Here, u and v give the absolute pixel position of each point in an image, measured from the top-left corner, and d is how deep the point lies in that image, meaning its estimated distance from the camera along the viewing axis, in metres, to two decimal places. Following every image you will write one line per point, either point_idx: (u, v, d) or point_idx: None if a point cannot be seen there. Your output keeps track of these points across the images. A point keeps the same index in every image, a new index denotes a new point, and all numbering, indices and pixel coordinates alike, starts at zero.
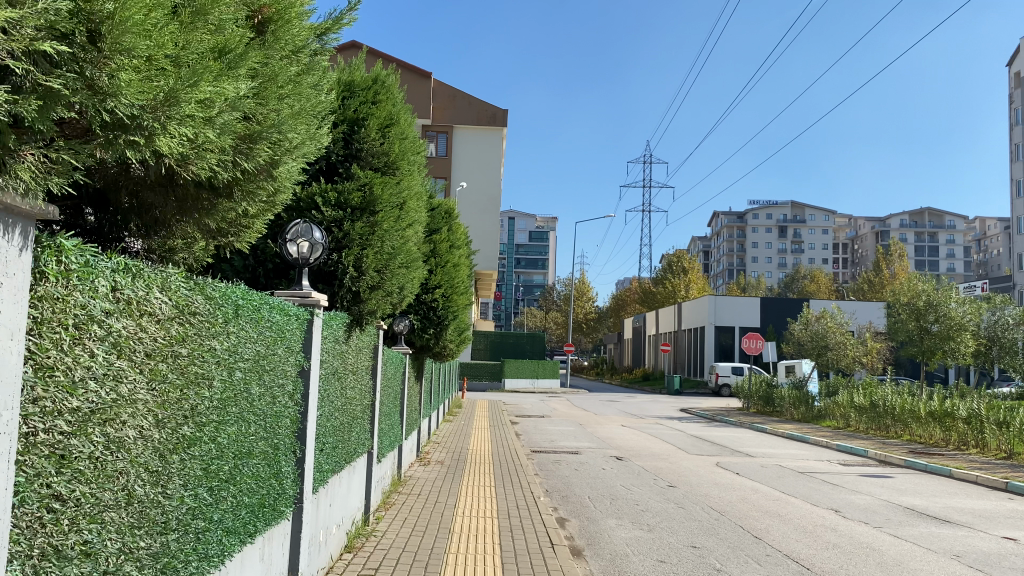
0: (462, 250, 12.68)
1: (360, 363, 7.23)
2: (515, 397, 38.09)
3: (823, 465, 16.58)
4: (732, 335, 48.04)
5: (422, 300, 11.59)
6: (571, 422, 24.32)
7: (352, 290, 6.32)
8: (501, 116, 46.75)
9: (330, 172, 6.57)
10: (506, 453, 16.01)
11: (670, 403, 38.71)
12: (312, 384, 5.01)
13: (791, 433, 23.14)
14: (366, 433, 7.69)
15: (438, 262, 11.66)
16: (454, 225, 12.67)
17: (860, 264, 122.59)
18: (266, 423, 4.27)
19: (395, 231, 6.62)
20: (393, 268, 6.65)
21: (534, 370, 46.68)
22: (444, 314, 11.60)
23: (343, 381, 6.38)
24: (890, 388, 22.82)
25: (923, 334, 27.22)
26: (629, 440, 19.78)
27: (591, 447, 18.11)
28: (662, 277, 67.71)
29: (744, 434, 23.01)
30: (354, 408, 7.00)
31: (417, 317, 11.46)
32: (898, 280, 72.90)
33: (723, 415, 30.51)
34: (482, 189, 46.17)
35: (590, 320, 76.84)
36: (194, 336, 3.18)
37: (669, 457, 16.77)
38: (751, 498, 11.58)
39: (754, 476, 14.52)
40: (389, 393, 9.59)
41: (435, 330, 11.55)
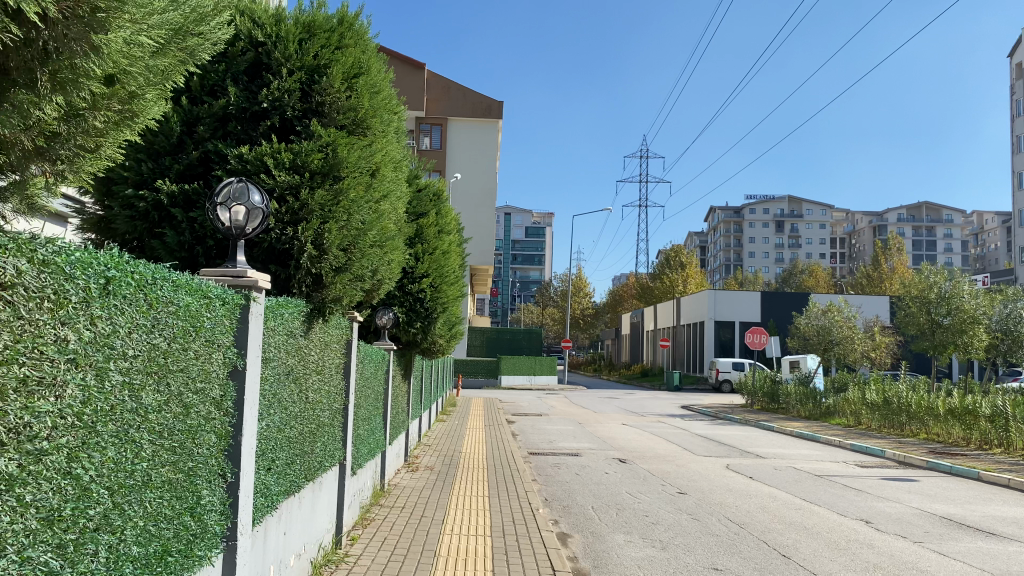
0: (452, 237, 11.55)
1: (328, 360, 6.19)
2: (512, 394, 37.01)
3: (839, 467, 15.52)
4: (732, 330, 46.99)
5: (407, 290, 10.46)
6: (570, 422, 23.24)
7: (312, 272, 5.27)
8: (496, 108, 45.57)
9: (285, 130, 5.45)
10: (501, 456, 14.94)
11: (672, 399, 37.67)
12: (249, 389, 3.93)
13: (799, 431, 22.10)
14: (336, 443, 6.60)
15: (425, 249, 10.54)
16: (444, 209, 11.54)
17: (859, 259, 121.68)
18: (171, 443, 3.16)
19: (365, 202, 5.55)
20: (364, 246, 5.55)
21: (530, 367, 45.64)
22: (432, 306, 10.50)
23: (300, 382, 5.30)
24: (904, 384, 21.73)
25: (935, 327, 26.15)
26: (632, 440, 18.69)
27: (592, 448, 17.05)
28: (660, 272, 66.64)
29: (751, 433, 21.96)
30: (320, 414, 5.96)
31: (402, 309, 10.34)
32: (898, 275, 71.74)
33: (726, 412, 29.48)
34: (477, 183, 45.03)
35: (587, 316, 75.76)
36: (14, 322, 2.07)
37: (675, 459, 15.70)
38: (772, 507, 10.52)
39: (769, 480, 13.45)
40: (369, 395, 8.48)
41: (422, 324, 10.45)
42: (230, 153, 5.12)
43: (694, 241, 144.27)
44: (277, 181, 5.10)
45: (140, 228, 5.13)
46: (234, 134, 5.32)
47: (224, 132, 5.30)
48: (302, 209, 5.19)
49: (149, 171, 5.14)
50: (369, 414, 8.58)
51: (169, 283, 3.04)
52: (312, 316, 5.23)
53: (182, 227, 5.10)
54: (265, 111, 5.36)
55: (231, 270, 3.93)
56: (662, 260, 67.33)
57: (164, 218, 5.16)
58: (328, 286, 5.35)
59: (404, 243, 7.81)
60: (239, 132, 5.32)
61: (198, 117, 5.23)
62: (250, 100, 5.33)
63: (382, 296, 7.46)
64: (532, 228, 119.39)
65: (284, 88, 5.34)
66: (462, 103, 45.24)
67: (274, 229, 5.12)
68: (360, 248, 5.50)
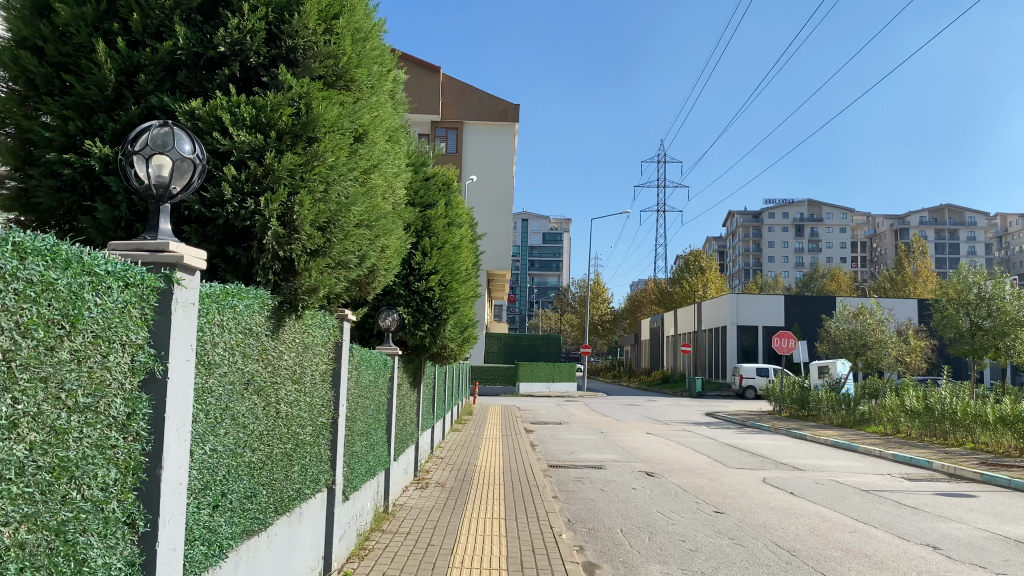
0: (464, 231, 10.47)
1: (309, 365, 5.16)
2: (529, 402, 35.92)
3: (886, 481, 14.30)
4: (756, 334, 45.64)
5: (414, 288, 9.41)
6: (592, 431, 22.10)
7: (282, 256, 4.24)
8: (513, 110, 44.50)
9: (247, 81, 4.45)
10: (517, 469, 13.86)
11: (695, 406, 36.37)
12: (172, 404, 2.90)
13: (834, 440, 20.87)
14: (322, 463, 5.57)
15: (433, 243, 9.51)
16: (453, 198, 10.44)
17: (881, 261, 119.64)
18: (17, 493, 2.10)
19: (348, 169, 4.55)
20: (347, 224, 4.51)
21: (548, 374, 44.51)
22: (441, 307, 9.44)
23: (267, 393, 4.28)
24: (947, 390, 20.42)
25: (976, 330, 24.77)
26: (659, 452, 17.52)
27: (616, 459, 15.95)
28: (679, 277, 65.32)
29: (784, 442, 20.72)
30: (298, 432, 4.93)
31: (407, 310, 9.31)
32: (922, 278, 69.91)
33: (754, 419, 28.24)
34: (493, 186, 44.07)
35: (605, 322, 74.55)
36: None
37: (707, 472, 14.55)
38: (823, 529, 9.35)
39: (811, 496, 12.27)
40: (368, 405, 7.45)
41: (430, 326, 9.42)
42: (177, 109, 4.10)
43: (712, 245, 142.49)
44: (236, 139, 4.07)
45: (70, 201, 4.14)
46: (184, 86, 4.30)
47: (172, 85, 4.29)
48: (270, 176, 4.16)
49: (79, 130, 4.12)
50: (368, 425, 7.53)
51: (4, 249, 2.00)
52: (280, 310, 4.22)
53: (117, 201, 4.09)
54: (223, 58, 4.35)
55: (148, 241, 2.89)
56: (681, 265, 66.08)
57: (97, 188, 4.16)
58: (302, 273, 4.32)
59: (403, 231, 6.82)
60: (190, 84, 4.31)
61: (140, 65, 4.20)
62: (204, 44, 4.29)
63: (379, 290, 6.44)
64: (549, 234, 118.24)
65: (246, 27, 4.30)
66: (478, 106, 44.22)
67: (233, 202, 4.09)
68: (345, 226, 4.50)
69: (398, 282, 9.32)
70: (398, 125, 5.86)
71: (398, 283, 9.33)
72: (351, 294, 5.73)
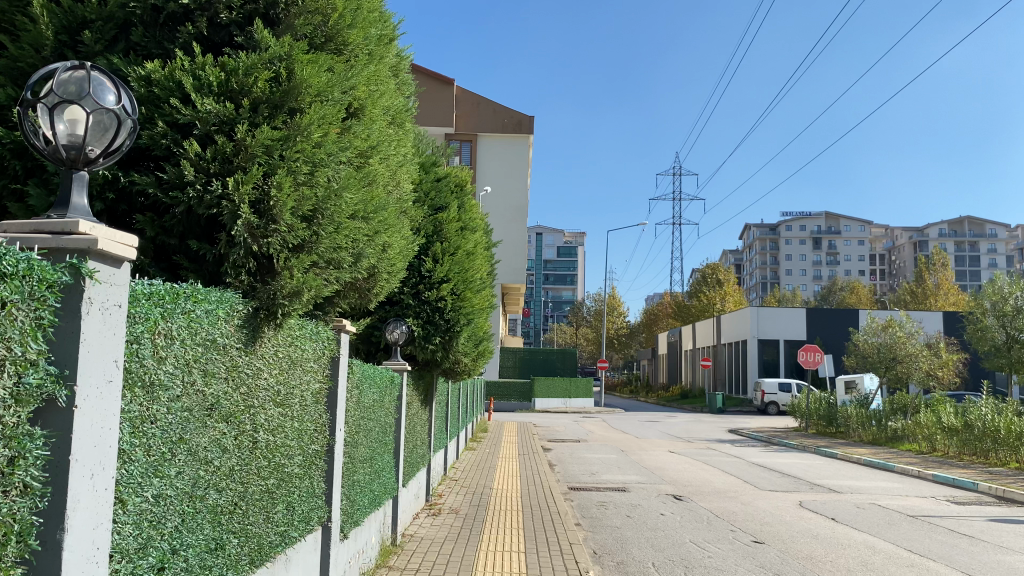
0: (479, 238, 9.70)
1: (298, 384, 4.39)
2: (546, 417, 35.07)
3: (931, 505, 13.32)
4: (777, 349, 44.56)
5: (425, 299, 8.62)
6: (612, 450, 21.20)
7: (257, 252, 3.47)
8: (528, 122, 43.82)
9: (217, 43, 3.72)
10: (536, 492, 13.00)
11: (717, 423, 35.32)
12: (84, 441, 2.12)
13: (867, 459, 19.87)
14: (314, 499, 4.77)
15: (445, 249, 8.76)
16: (467, 201, 9.65)
17: (901, 274, 117.97)
18: None
19: (341, 148, 3.79)
20: (339, 215, 3.74)
21: (565, 389, 43.61)
22: (454, 318, 8.64)
23: (238, 419, 3.49)
24: (986, 406, 19.39)
25: (1012, 343, 23.71)
26: (685, 472, 16.60)
27: (641, 481, 15.08)
28: (697, 290, 64.38)
29: (814, 462, 19.74)
30: (281, 465, 4.14)
31: (417, 322, 8.53)
32: (944, 291, 68.54)
33: (779, 437, 27.22)
34: (507, 199, 43.44)
35: (622, 336, 73.56)
36: None
37: (739, 495, 13.64)
38: (876, 563, 8.47)
39: (855, 523, 11.34)
40: (372, 428, 6.65)
41: (441, 339, 8.63)
42: (129, 72, 3.37)
43: (728, 260, 141.31)
44: (201, 105, 3.31)
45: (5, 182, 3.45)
46: (141, 48, 3.57)
47: (125, 46, 3.58)
48: (243, 152, 3.40)
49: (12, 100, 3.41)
50: (373, 447, 6.75)
51: None
52: (257, 319, 3.44)
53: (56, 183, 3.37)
54: (186, 12, 3.65)
55: (52, 221, 2.14)
56: (698, 278, 65.14)
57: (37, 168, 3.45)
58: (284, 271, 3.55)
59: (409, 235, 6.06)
60: (148, 45, 3.57)
61: (86, 21, 3.51)
62: None
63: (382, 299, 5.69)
64: (564, 248, 117.50)
65: None
66: (493, 119, 43.61)
67: (196, 184, 3.33)
68: (339, 217, 3.73)
69: (406, 293, 8.55)
70: (400, 109, 5.15)
71: (406, 293, 8.56)
72: (347, 302, 4.97)
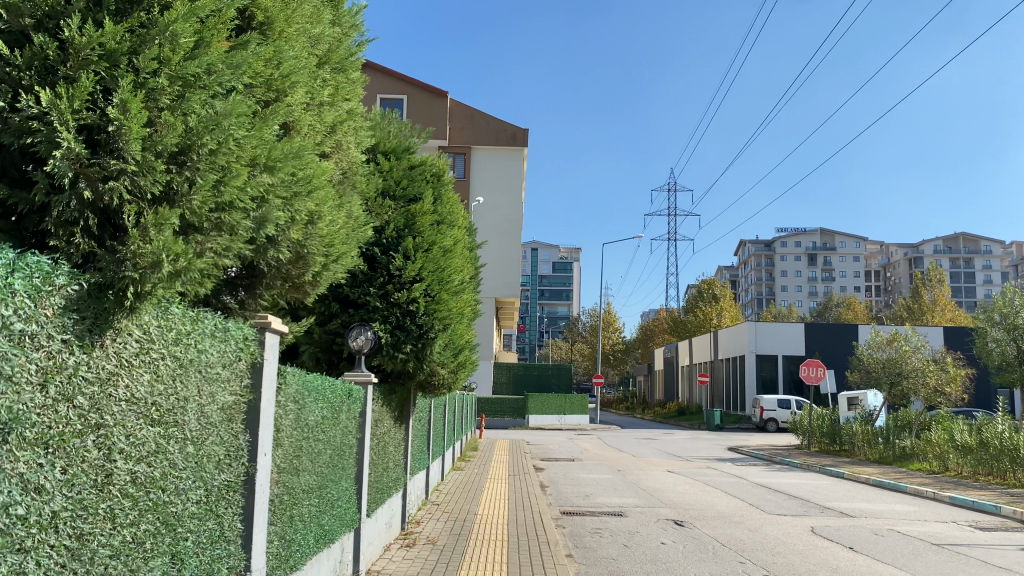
0: (457, 233, 8.57)
1: (193, 394, 3.37)
2: (539, 435, 33.92)
3: (955, 531, 12.21)
4: (776, 364, 43.50)
5: (394, 301, 7.52)
6: (608, 469, 20.04)
7: (97, 204, 2.92)
8: (522, 135, 42.82)
9: None
10: (523, 518, 11.88)
11: (716, 440, 34.15)
12: None
13: (878, 479, 18.73)
14: (219, 545, 3.68)
15: (417, 243, 7.62)
16: (448, 193, 8.41)
17: (897, 290, 117.05)
18: None
19: (214, 78, 3.35)
20: (209, 156, 3.24)
21: (560, 406, 42.39)
22: (427, 323, 7.53)
23: (67, 445, 2.44)
24: (1002, 422, 18.29)
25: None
26: (685, 494, 15.47)
27: (639, 504, 13.98)
28: (693, 305, 63.42)
29: (822, 483, 18.57)
30: (160, 505, 3.08)
31: (384, 328, 7.45)
32: (940, 306, 67.63)
33: (782, 455, 26.05)
34: (501, 212, 42.66)
35: (617, 351, 72.38)
36: None
37: (745, 521, 12.52)
38: None
39: (877, 553, 10.21)
40: (321, 451, 5.57)
41: (413, 347, 7.56)
42: None
43: (723, 275, 140.46)
44: None
45: None
46: None
47: None
48: (71, 57, 2.84)
49: None
50: (324, 469, 5.69)
51: None
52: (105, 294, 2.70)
53: None
54: None
55: None
56: (695, 293, 64.19)
57: None
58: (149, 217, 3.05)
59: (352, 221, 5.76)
60: None
61: None
62: None
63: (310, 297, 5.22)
64: (559, 264, 116.40)
65: None
66: (487, 131, 42.56)
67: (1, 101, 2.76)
68: (222, 157, 3.30)
69: (372, 295, 7.44)
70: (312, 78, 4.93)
71: (373, 295, 7.45)
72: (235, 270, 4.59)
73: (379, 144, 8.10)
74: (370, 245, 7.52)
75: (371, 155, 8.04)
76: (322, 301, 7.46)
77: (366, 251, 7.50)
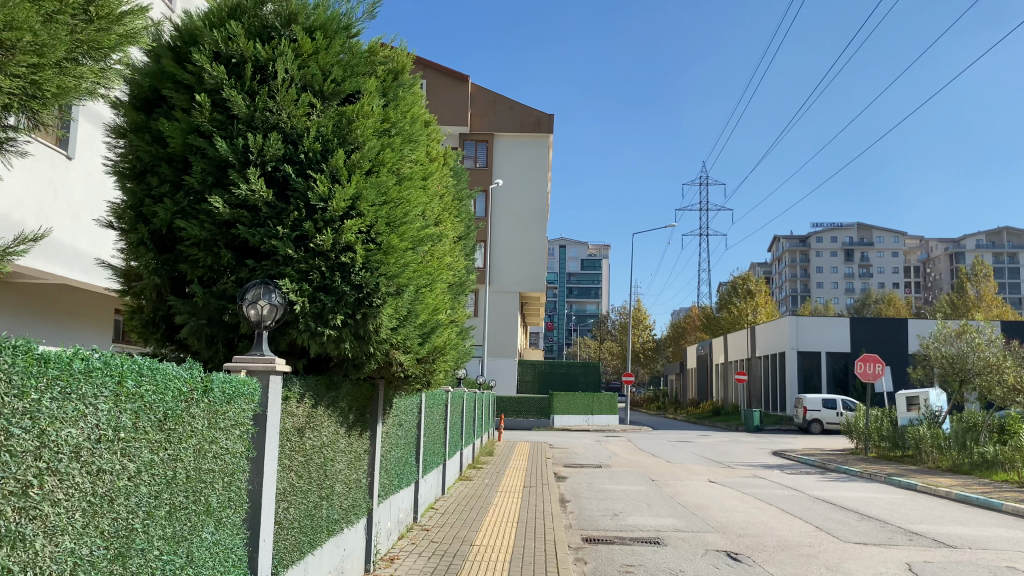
0: (421, 155, 5.95)
1: None
2: (567, 437, 31.28)
3: None
4: (818, 361, 40.42)
5: (315, 247, 4.95)
6: (640, 479, 17.31)
7: None
8: (547, 121, 39.86)
9: None
10: (531, 550, 9.26)
11: (758, 443, 31.17)
12: None
13: (961, 493, 15.78)
14: None
15: (350, 160, 5.05)
16: (407, 97, 5.77)
17: (939, 287, 112.49)
18: None
19: None
20: None
21: (586, 405, 39.62)
22: (367, 281, 4.99)
23: None
24: None
25: None
26: (736, 514, 12.72)
27: (682, 528, 11.30)
28: (727, 301, 60.40)
29: (895, 498, 15.68)
30: None
31: (297, 287, 4.89)
32: (988, 303, 63.74)
33: (836, 462, 23.13)
34: (525, 203, 40.07)
35: (648, 349, 69.41)
36: None
37: (822, 555, 9.74)
38: None
39: None
40: (120, 484, 3.03)
41: (347, 317, 5.04)
42: None
43: (757, 271, 136.58)
44: None
45: None
46: None
47: None
48: None
49: None
50: (135, 515, 3.16)
51: None
52: None
53: None
54: None
55: None
56: (728, 288, 61.16)
57: None
58: None
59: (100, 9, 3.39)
60: None
61: None
62: None
63: None
64: (587, 260, 113.53)
65: None
66: (510, 117, 39.73)
67: None
68: None
69: (281, 238, 4.88)
70: None
71: (282, 237, 4.89)
72: None
73: (300, 17, 5.27)
74: (277, 163, 4.95)
75: (285, 31, 5.25)
76: (209, 248, 4.98)
77: (271, 169, 4.94)
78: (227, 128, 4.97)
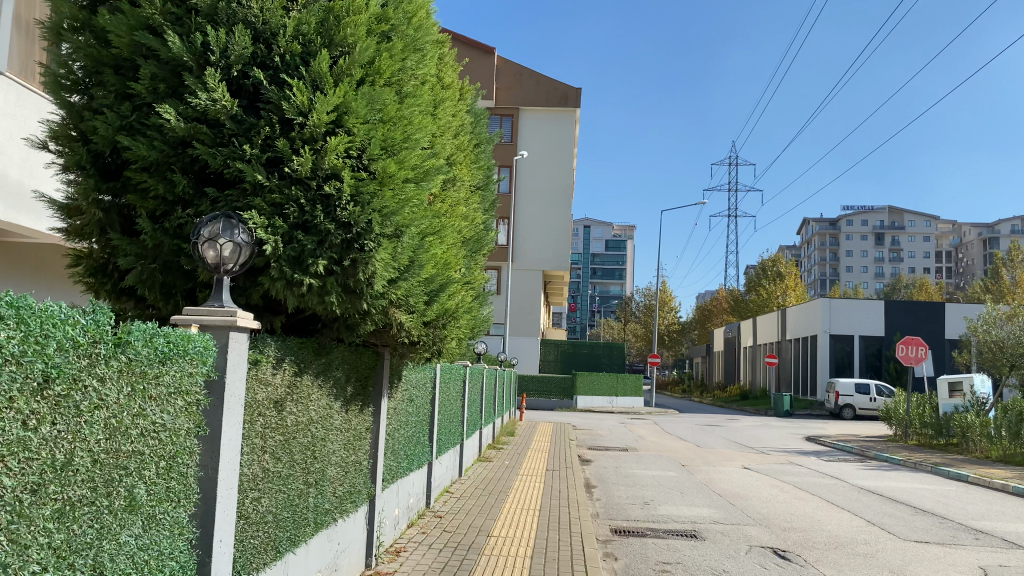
0: (430, 70, 4.91)
1: None
2: (591, 419, 30.29)
3: None
4: (852, 344, 38.99)
5: (289, 173, 3.96)
6: (670, 465, 16.26)
7: None
8: (574, 95, 38.55)
9: None
10: (555, 543, 8.25)
11: (790, 428, 29.94)
12: None
13: (1019, 486, 14.54)
14: None
15: (335, 65, 4.05)
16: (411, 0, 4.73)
17: (973, 272, 109.66)
18: None
19: None
20: None
21: (611, 387, 38.58)
22: (356, 217, 3.98)
23: None
24: None
25: None
26: (778, 505, 11.64)
27: (721, 520, 10.24)
28: (756, 283, 58.93)
29: (948, 490, 14.48)
30: None
31: (266, 222, 3.89)
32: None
33: (875, 449, 21.90)
34: (550, 179, 38.89)
35: (674, 332, 68.16)
36: None
37: (883, 556, 8.62)
38: None
39: None
40: None
41: (331, 261, 4.03)
42: None
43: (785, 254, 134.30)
44: None
45: None
46: None
47: None
48: None
49: None
50: None
51: None
52: None
53: None
54: None
55: None
56: (757, 270, 59.66)
57: None
58: None
59: None
60: None
61: None
62: None
63: None
64: (612, 241, 112.07)
65: None
66: (536, 90, 38.46)
67: None
68: None
69: (248, 161, 3.90)
70: None
71: (251, 159, 3.92)
72: None
73: None
74: (245, 67, 3.96)
75: None
76: (162, 174, 4.00)
77: (237, 75, 3.94)
78: (184, 24, 3.96)
